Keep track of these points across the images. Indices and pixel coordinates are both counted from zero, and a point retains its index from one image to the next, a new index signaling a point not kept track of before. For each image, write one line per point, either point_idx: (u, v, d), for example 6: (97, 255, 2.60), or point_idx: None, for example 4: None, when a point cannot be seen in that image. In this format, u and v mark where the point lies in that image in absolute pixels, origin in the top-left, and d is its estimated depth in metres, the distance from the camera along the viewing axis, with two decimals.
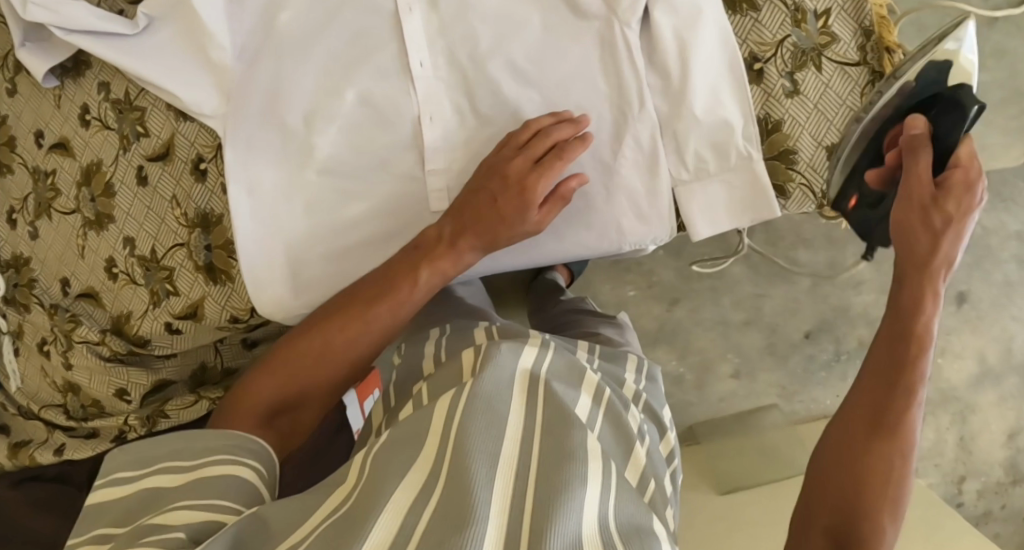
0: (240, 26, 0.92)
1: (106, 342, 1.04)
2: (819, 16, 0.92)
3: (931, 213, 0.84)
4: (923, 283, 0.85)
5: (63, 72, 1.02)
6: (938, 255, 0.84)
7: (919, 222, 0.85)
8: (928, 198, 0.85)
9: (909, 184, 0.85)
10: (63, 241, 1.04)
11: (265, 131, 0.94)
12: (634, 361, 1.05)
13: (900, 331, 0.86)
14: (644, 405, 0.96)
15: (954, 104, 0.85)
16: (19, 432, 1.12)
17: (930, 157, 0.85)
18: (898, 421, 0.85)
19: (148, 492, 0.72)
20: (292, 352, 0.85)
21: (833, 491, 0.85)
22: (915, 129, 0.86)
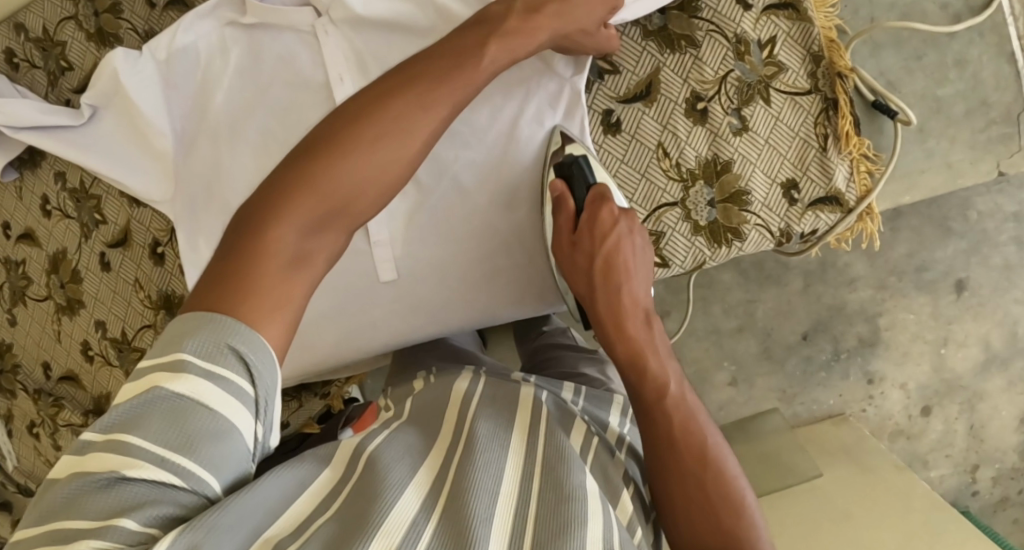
0: (178, 111, 0.95)
1: (90, 423, 1.06)
2: (763, 46, 0.89)
3: (591, 264, 0.83)
4: (608, 300, 0.81)
5: (21, 164, 1.04)
6: (624, 296, 0.80)
7: (578, 278, 0.84)
8: (571, 242, 0.85)
9: (571, 273, 0.85)
10: (40, 326, 1.07)
11: (213, 214, 0.95)
12: (620, 404, 0.91)
13: (615, 311, 0.80)
14: (627, 452, 0.83)
15: (574, 167, 0.87)
16: (21, 508, 1.13)
17: (565, 198, 0.87)
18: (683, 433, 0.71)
19: (106, 423, 0.55)
20: (343, 163, 0.66)
21: (675, 492, 0.69)
22: (562, 194, 0.87)
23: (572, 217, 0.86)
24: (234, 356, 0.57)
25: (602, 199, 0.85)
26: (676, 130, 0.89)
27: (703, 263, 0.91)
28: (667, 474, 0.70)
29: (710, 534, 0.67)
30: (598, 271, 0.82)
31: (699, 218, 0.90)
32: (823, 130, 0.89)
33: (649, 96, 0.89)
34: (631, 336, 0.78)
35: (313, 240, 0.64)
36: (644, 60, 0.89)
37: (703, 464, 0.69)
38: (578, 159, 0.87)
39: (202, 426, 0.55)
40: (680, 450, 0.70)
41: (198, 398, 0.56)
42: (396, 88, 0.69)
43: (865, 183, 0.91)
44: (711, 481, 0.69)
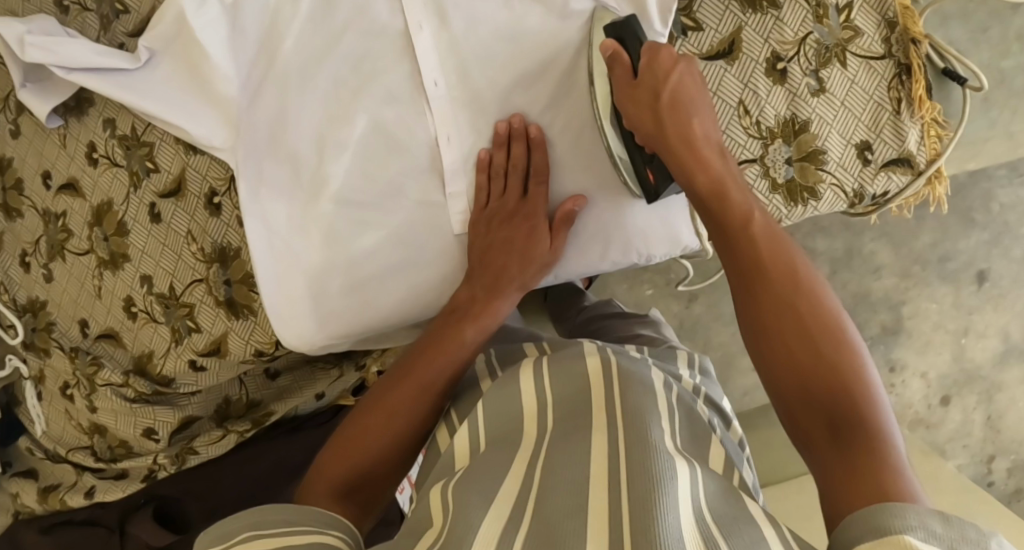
0: (242, 54, 0.90)
1: (130, 383, 1.02)
2: (841, 10, 0.89)
3: (657, 98, 0.82)
4: (677, 121, 0.81)
5: (66, 111, 1.00)
6: (695, 125, 0.81)
7: (639, 111, 0.83)
8: (632, 81, 0.84)
9: (634, 94, 0.84)
10: (78, 282, 1.03)
11: (277, 162, 0.92)
12: (684, 355, 0.92)
13: (687, 140, 0.80)
14: (705, 398, 0.85)
15: (625, 31, 0.85)
16: (48, 475, 1.09)
17: (626, 67, 0.84)
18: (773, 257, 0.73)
19: None
20: (396, 391, 0.82)
21: (794, 389, 0.69)
22: (618, 54, 0.84)
23: (630, 70, 0.84)
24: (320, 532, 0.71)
25: (656, 53, 0.83)
26: (757, 89, 0.89)
27: (779, 221, 0.91)
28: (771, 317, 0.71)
29: (813, 394, 0.68)
30: (665, 102, 0.82)
31: (777, 175, 0.90)
32: (896, 94, 0.90)
33: (731, 55, 0.89)
34: (708, 160, 0.79)
35: (392, 447, 0.80)
36: (726, 18, 0.89)
37: (797, 289, 0.71)
38: (630, 18, 0.85)
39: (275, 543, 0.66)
40: (782, 335, 0.70)
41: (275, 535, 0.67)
42: (436, 343, 0.86)
43: (935, 146, 0.91)
44: (805, 314, 0.70)
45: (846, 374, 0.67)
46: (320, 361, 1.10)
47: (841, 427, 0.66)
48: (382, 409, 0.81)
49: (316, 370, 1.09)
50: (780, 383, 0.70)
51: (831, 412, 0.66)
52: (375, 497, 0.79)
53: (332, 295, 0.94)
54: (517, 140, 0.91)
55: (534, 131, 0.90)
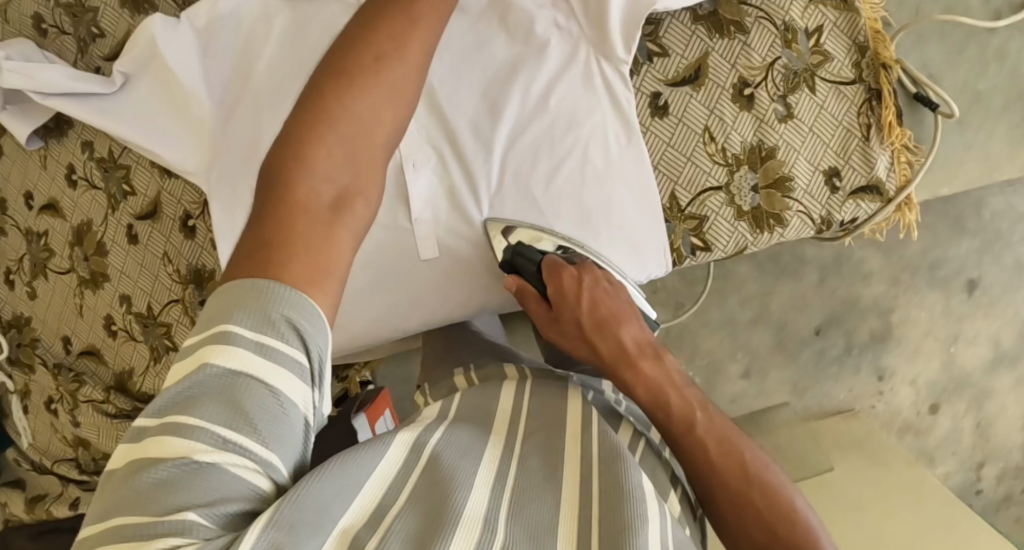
0: (218, 78, 0.93)
1: (111, 400, 1.04)
2: (810, 34, 0.89)
3: (580, 324, 0.84)
4: (605, 342, 0.83)
5: (46, 133, 1.02)
6: (625, 344, 0.82)
7: (565, 339, 0.87)
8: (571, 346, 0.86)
9: (562, 312, 0.86)
10: (61, 300, 1.05)
11: (246, 181, 0.92)
12: None
13: (617, 356, 0.81)
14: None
15: (516, 257, 0.87)
16: (35, 486, 1.11)
17: (534, 290, 0.88)
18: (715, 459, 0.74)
19: (189, 358, 0.57)
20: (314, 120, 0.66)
21: (737, 518, 0.72)
22: (524, 289, 0.88)
23: (542, 299, 0.88)
24: (286, 324, 0.58)
25: (558, 269, 0.86)
26: (723, 115, 0.89)
27: (744, 249, 0.91)
28: (716, 496, 0.73)
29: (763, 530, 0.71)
30: (589, 327, 0.84)
31: (742, 203, 0.90)
32: (866, 119, 0.90)
33: (697, 80, 0.89)
34: (643, 373, 0.80)
35: (364, 190, 0.67)
36: (693, 44, 0.89)
37: (726, 460, 0.73)
38: (517, 247, 0.87)
39: (251, 404, 0.56)
40: (738, 520, 0.72)
41: (239, 393, 0.55)
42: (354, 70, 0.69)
43: (905, 174, 0.91)
44: (743, 470, 0.73)
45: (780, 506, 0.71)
46: None
47: None
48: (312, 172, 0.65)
49: None
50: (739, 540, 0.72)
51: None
52: (333, 271, 0.62)
53: None
54: None
55: None
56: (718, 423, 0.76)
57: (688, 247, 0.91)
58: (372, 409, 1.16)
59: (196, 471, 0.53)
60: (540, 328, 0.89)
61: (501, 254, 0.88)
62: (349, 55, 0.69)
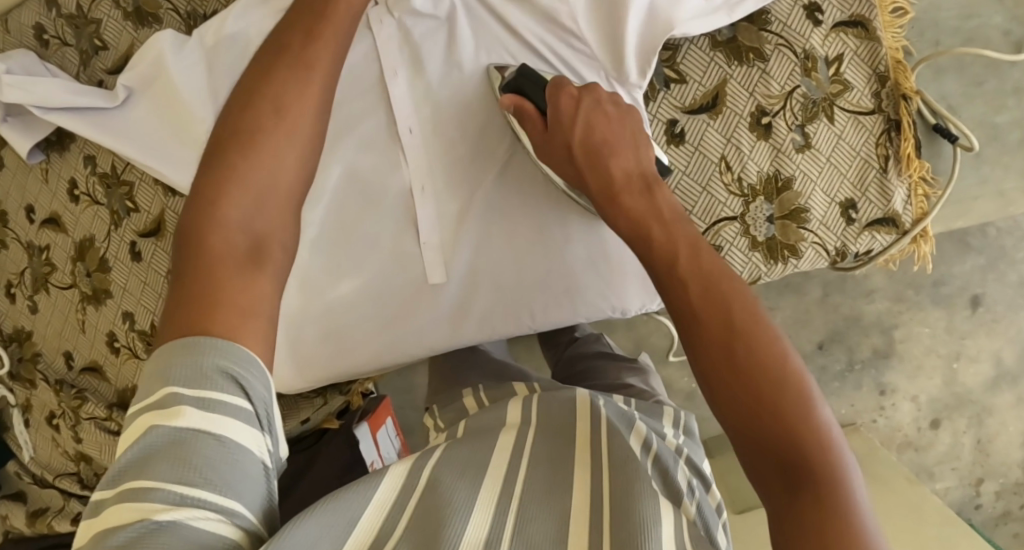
0: (219, 98, 0.89)
1: (114, 418, 1.03)
2: (830, 63, 0.88)
3: (569, 147, 0.75)
4: (596, 172, 0.72)
5: (47, 146, 0.99)
6: (616, 170, 0.72)
7: (557, 156, 0.78)
8: (540, 131, 0.79)
9: (553, 131, 0.77)
10: (62, 315, 1.03)
11: None
12: (670, 412, 0.92)
13: (598, 177, 0.72)
14: (688, 460, 0.83)
15: (523, 82, 0.81)
16: (37, 499, 1.11)
17: (525, 100, 0.80)
18: (723, 292, 0.60)
19: (140, 424, 0.53)
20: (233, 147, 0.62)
21: (726, 381, 0.58)
22: (518, 104, 0.79)
23: (539, 117, 0.79)
24: (224, 377, 0.54)
25: (559, 88, 0.78)
26: (740, 144, 0.88)
27: (759, 279, 0.90)
28: (717, 363, 0.59)
29: (757, 403, 0.57)
30: (579, 152, 0.74)
31: (757, 233, 0.89)
32: (884, 151, 0.89)
33: (714, 108, 0.88)
34: (627, 206, 0.69)
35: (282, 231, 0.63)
36: (711, 71, 0.88)
37: (730, 299, 0.60)
38: (524, 71, 0.81)
39: (207, 453, 0.52)
40: (732, 364, 0.58)
41: (192, 440, 0.52)
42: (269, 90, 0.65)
43: (922, 206, 0.90)
44: (748, 334, 0.58)
45: (788, 372, 0.57)
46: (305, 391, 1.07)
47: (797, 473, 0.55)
48: (237, 197, 0.60)
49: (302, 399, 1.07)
50: (720, 402, 0.58)
51: (779, 436, 0.56)
52: (261, 305, 0.58)
53: (308, 341, 0.91)
54: None
55: None
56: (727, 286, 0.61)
57: None
58: (373, 417, 1.18)
59: (157, 531, 0.49)
60: (537, 151, 0.80)
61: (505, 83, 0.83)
62: (269, 73, 0.65)
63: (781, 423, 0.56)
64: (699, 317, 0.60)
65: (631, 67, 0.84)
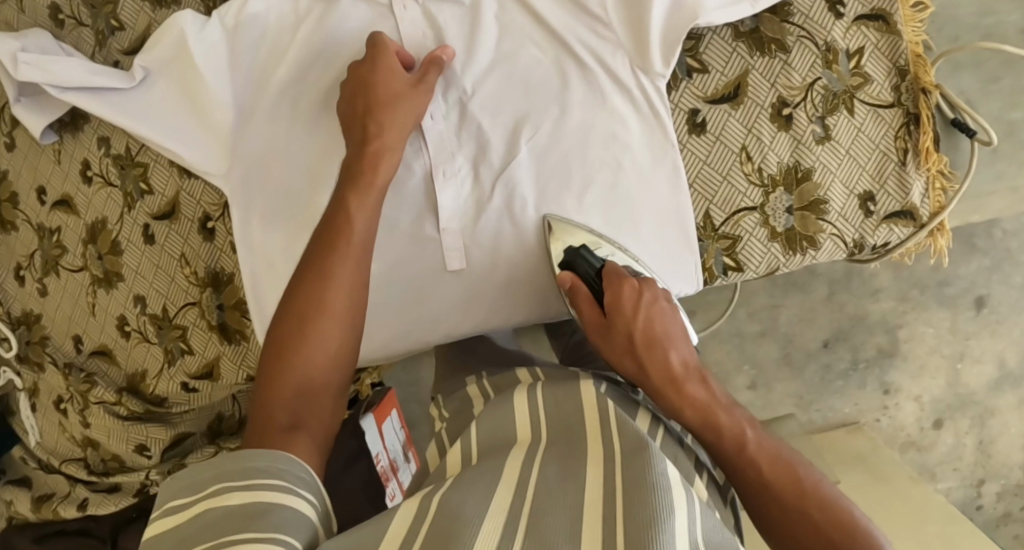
0: (239, 77, 0.89)
1: (123, 402, 1.02)
2: (851, 56, 0.88)
3: (631, 339, 0.77)
4: (657, 364, 0.74)
5: (61, 126, 0.98)
6: (674, 367, 0.74)
7: (619, 358, 0.78)
8: (597, 324, 0.80)
9: (614, 317, 0.79)
10: (72, 298, 1.02)
11: (270, 190, 0.90)
12: None
13: (663, 386, 0.74)
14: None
15: (577, 257, 0.85)
16: (42, 485, 1.10)
17: (592, 298, 0.82)
18: (791, 493, 0.67)
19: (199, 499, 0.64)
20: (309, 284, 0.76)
21: (782, 517, 0.67)
22: (576, 289, 0.83)
23: (593, 299, 0.82)
24: (270, 458, 0.66)
25: (618, 278, 0.81)
26: (761, 134, 0.88)
27: (776, 270, 0.90)
28: (767, 486, 0.68)
29: (805, 526, 0.66)
30: (639, 343, 0.76)
31: (777, 223, 0.89)
32: (903, 144, 0.89)
33: (736, 99, 0.88)
34: (692, 398, 0.72)
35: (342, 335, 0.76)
36: (734, 61, 0.88)
37: (796, 490, 0.67)
38: (580, 250, 0.85)
39: (257, 507, 0.62)
40: (770, 486, 0.68)
41: (242, 507, 0.62)
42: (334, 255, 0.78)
43: (939, 200, 0.90)
44: (771, 474, 0.68)
45: (818, 491, 0.67)
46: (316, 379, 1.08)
47: None
48: (299, 370, 0.73)
49: None
50: (775, 527, 0.67)
51: (834, 538, 0.64)
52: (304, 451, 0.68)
53: None
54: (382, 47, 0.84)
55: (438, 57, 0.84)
56: (780, 456, 0.69)
57: (721, 267, 0.90)
58: (379, 409, 1.17)
59: None
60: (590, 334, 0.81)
61: (563, 251, 0.86)
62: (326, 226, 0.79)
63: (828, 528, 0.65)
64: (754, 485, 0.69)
65: (654, 55, 0.84)
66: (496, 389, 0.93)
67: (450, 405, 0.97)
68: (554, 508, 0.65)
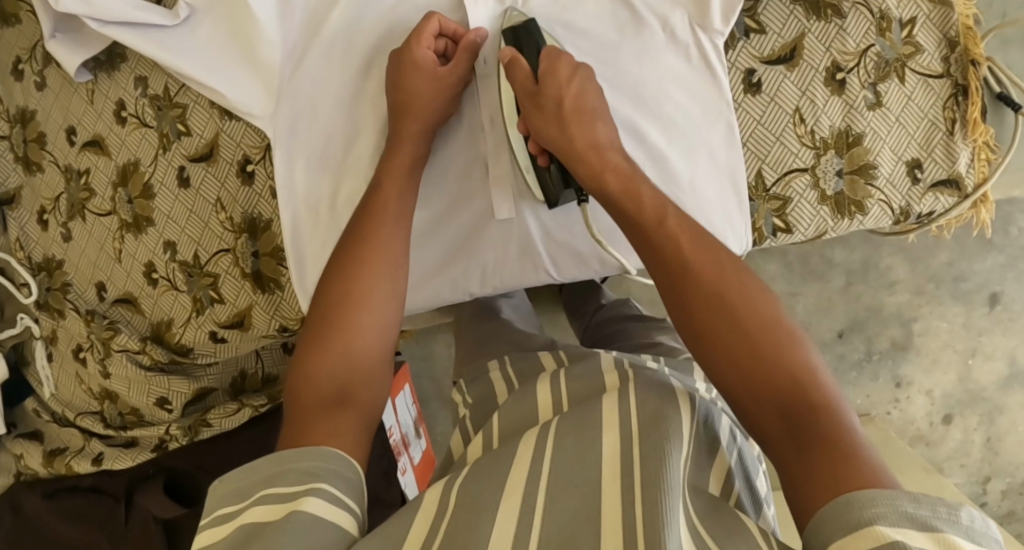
0: (292, 20, 0.88)
1: (147, 351, 0.99)
2: (904, 25, 0.88)
3: (561, 106, 0.81)
4: (582, 133, 0.80)
5: (96, 65, 0.96)
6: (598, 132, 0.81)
7: (546, 123, 0.81)
8: (530, 95, 0.82)
9: (546, 92, 0.81)
10: (98, 243, 0.99)
11: (320, 133, 0.90)
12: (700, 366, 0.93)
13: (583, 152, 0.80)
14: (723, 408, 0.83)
15: (522, 36, 0.83)
16: (55, 438, 1.07)
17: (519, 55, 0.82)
18: (738, 303, 0.68)
19: (238, 511, 0.62)
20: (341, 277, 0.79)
21: (736, 337, 0.67)
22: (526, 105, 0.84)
23: (529, 77, 0.82)
24: (311, 467, 0.64)
25: (556, 59, 0.81)
26: (815, 97, 0.88)
27: (825, 233, 0.91)
28: (707, 334, 0.68)
29: (764, 364, 0.65)
30: (568, 110, 0.81)
31: (827, 187, 0.90)
32: (951, 114, 0.89)
33: (792, 61, 0.88)
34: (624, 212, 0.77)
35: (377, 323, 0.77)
36: (790, 23, 0.88)
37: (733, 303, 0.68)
38: (526, 23, 0.83)
39: (294, 518, 0.60)
40: (738, 323, 0.67)
41: (283, 507, 0.61)
42: (370, 238, 0.81)
43: (983, 170, 0.91)
44: (702, 275, 0.70)
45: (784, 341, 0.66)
46: None
47: (808, 422, 0.62)
48: (328, 355, 0.73)
49: None
50: (720, 354, 0.67)
51: (789, 385, 0.64)
52: (344, 431, 0.69)
53: None
54: (421, 37, 0.83)
55: (472, 43, 0.83)
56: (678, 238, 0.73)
57: (770, 228, 0.91)
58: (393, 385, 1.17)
59: None
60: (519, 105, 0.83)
61: (505, 35, 0.84)
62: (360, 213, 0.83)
63: (799, 395, 0.63)
64: (707, 302, 0.69)
65: (713, 15, 0.84)
66: (520, 376, 0.89)
67: (472, 389, 0.93)
68: (570, 480, 0.65)
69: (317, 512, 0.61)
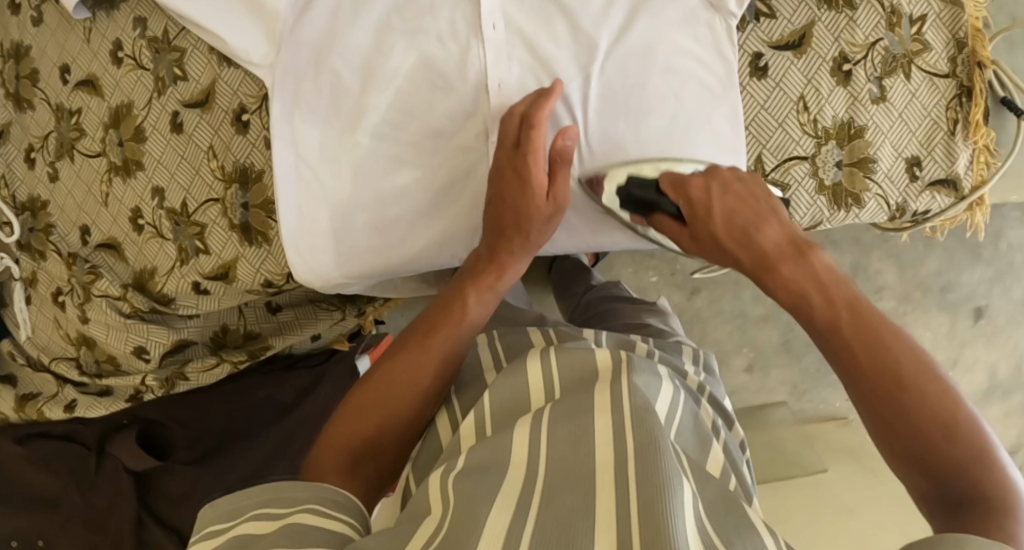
0: None
1: (128, 298, 0.98)
2: (914, 21, 0.87)
3: (710, 213, 0.81)
4: (726, 215, 0.80)
5: (94, 3, 0.94)
6: (714, 212, 0.81)
7: (693, 219, 0.82)
8: (681, 230, 0.84)
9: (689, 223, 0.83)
10: (86, 186, 0.98)
11: (317, 82, 0.87)
12: (691, 351, 0.97)
13: (734, 219, 0.80)
14: (709, 397, 0.89)
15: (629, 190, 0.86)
16: (29, 383, 1.06)
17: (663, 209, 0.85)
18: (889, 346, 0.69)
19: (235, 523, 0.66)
20: (407, 356, 0.80)
21: (875, 378, 0.68)
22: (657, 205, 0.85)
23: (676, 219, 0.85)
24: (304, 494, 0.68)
25: (679, 185, 0.82)
26: (820, 86, 0.88)
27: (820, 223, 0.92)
28: (869, 378, 0.68)
29: (910, 417, 0.66)
30: (713, 217, 0.81)
31: (825, 177, 0.90)
32: (954, 114, 0.89)
33: (800, 47, 0.87)
34: (768, 239, 0.78)
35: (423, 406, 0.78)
36: (802, 10, 0.87)
37: (877, 351, 0.68)
38: (628, 186, 0.86)
39: (284, 532, 0.64)
40: (880, 359, 0.68)
41: (277, 521, 0.65)
42: (445, 321, 0.82)
43: (982, 173, 0.91)
44: (869, 338, 0.69)
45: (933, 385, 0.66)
46: (323, 302, 1.08)
47: (953, 470, 0.64)
48: (367, 417, 0.76)
49: (320, 309, 1.08)
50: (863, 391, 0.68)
51: (930, 427, 0.65)
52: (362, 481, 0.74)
53: (356, 233, 0.90)
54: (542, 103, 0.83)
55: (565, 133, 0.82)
56: (865, 313, 0.71)
57: None
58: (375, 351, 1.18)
59: None
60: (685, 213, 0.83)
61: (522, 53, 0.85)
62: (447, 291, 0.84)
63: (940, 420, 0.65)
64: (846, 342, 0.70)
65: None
66: (508, 352, 0.86)
67: None
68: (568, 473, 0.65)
69: (308, 525, 0.65)
